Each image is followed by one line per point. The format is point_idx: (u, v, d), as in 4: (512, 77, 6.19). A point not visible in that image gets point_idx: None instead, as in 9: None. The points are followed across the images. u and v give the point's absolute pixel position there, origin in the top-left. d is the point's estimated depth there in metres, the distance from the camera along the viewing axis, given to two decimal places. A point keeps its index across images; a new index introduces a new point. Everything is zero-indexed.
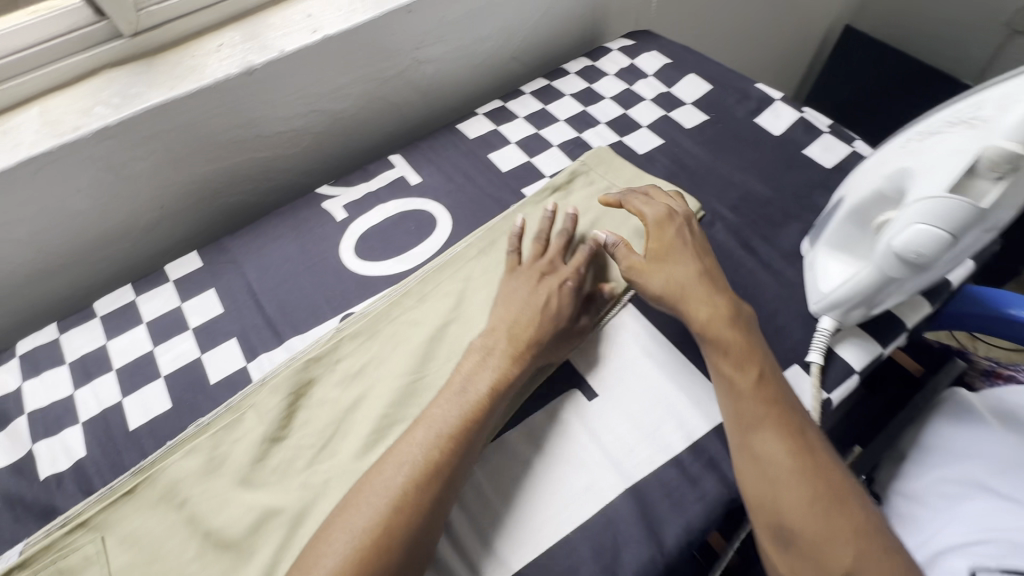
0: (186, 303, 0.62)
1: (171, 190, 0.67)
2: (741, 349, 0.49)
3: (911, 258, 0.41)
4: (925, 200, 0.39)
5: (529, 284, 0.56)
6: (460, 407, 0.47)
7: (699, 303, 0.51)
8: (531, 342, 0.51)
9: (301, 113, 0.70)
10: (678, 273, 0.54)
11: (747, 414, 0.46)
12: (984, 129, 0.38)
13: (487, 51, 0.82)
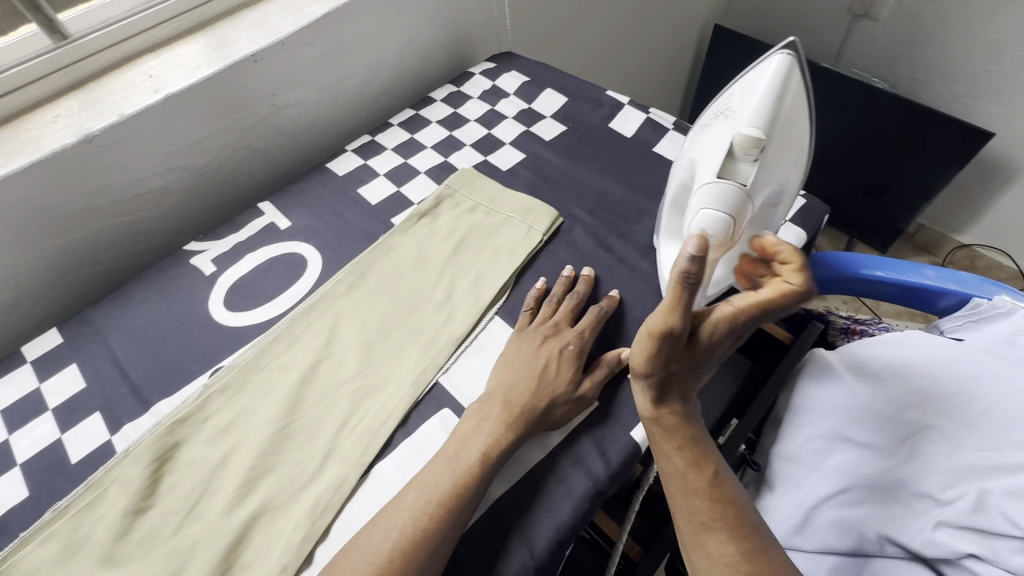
0: (46, 383, 0.59)
1: (25, 269, 0.64)
2: (694, 441, 0.45)
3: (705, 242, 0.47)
4: (706, 189, 0.47)
5: (532, 345, 0.56)
6: (454, 474, 0.47)
7: (675, 403, 0.46)
8: (527, 408, 0.51)
9: (159, 172, 0.70)
10: (686, 371, 0.45)
11: (697, 512, 0.43)
12: (735, 122, 0.47)
13: (352, 89, 0.83)
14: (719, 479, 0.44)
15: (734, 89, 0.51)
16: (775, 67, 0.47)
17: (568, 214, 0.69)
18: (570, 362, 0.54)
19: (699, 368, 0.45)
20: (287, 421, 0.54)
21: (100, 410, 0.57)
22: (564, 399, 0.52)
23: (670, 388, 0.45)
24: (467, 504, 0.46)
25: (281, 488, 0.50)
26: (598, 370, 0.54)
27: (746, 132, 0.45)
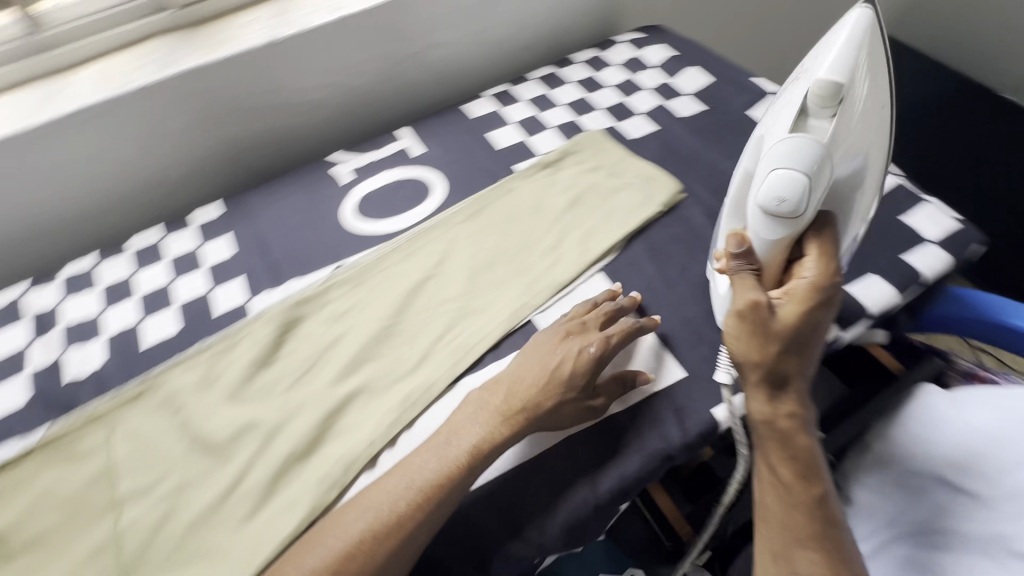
0: (205, 245, 0.69)
1: (201, 149, 0.75)
2: (809, 455, 0.44)
3: (777, 206, 0.46)
4: (779, 148, 0.47)
5: (552, 340, 0.53)
6: (442, 465, 0.46)
7: (793, 401, 0.44)
8: (530, 406, 0.48)
9: (321, 85, 0.77)
10: (799, 357, 0.45)
11: (792, 526, 0.42)
12: (806, 82, 0.48)
13: (500, 38, 0.86)
14: (824, 500, 0.43)
15: (798, 67, 0.51)
16: (850, 34, 0.47)
17: (690, 191, 0.68)
18: (588, 368, 0.50)
19: (808, 350, 0.45)
20: (393, 322, 0.59)
21: (243, 277, 0.66)
22: (569, 406, 0.50)
23: (789, 383, 0.45)
24: (449, 499, 0.45)
25: (379, 375, 0.56)
26: (614, 386, 0.52)
27: (823, 83, 0.46)
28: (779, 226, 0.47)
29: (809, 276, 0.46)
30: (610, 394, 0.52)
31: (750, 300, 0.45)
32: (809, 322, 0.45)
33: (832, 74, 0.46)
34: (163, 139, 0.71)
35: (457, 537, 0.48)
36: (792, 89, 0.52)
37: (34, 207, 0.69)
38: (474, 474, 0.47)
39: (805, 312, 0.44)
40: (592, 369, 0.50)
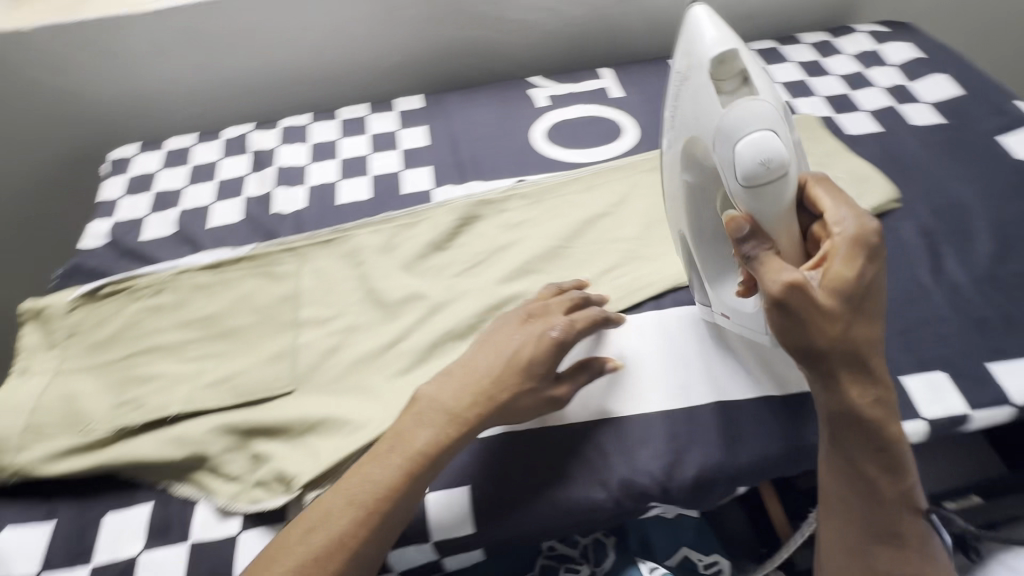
0: (403, 130, 0.74)
1: (417, 43, 0.79)
2: (892, 445, 0.40)
3: (766, 170, 0.40)
4: (736, 126, 0.41)
5: (512, 324, 0.49)
6: (388, 475, 0.42)
7: (874, 384, 0.39)
8: (487, 398, 0.45)
9: (541, 7, 0.78)
10: (868, 335, 0.38)
11: (871, 521, 0.41)
12: (696, 71, 0.42)
13: (728, 1, 0.82)
14: (905, 485, 0.41)
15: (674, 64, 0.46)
16: (691, 22, 0.43)
17: (906, 204, 0.61)
18: (543, 355, 0.47)
19: (869, 316, 0.39)
20: (564, 244, 0.61)
21: (431, 167, 0.70)
22: (536, 396, 0.47)
23: (863, 368, 0.39)
24: (405, 503, 0.43)
25: (539, 288, 0.57)
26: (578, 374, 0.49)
27: (721, 56, 0.41)
28: (774, 194, 0.41)
29: (847, 228, 0.39)
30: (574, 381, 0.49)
31: (789, 287, 0.36)
32: (864, 284, 0.38)
33: (719, 47, 0.41)
34: (391, 24, 0.77)
35: (587, 459, 0.48)
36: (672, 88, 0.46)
37: (274, 58, 0.77)
38: (431, 472, 0.44)
39: (853, 278, 0.38)
40: (553, 355, 0.47)
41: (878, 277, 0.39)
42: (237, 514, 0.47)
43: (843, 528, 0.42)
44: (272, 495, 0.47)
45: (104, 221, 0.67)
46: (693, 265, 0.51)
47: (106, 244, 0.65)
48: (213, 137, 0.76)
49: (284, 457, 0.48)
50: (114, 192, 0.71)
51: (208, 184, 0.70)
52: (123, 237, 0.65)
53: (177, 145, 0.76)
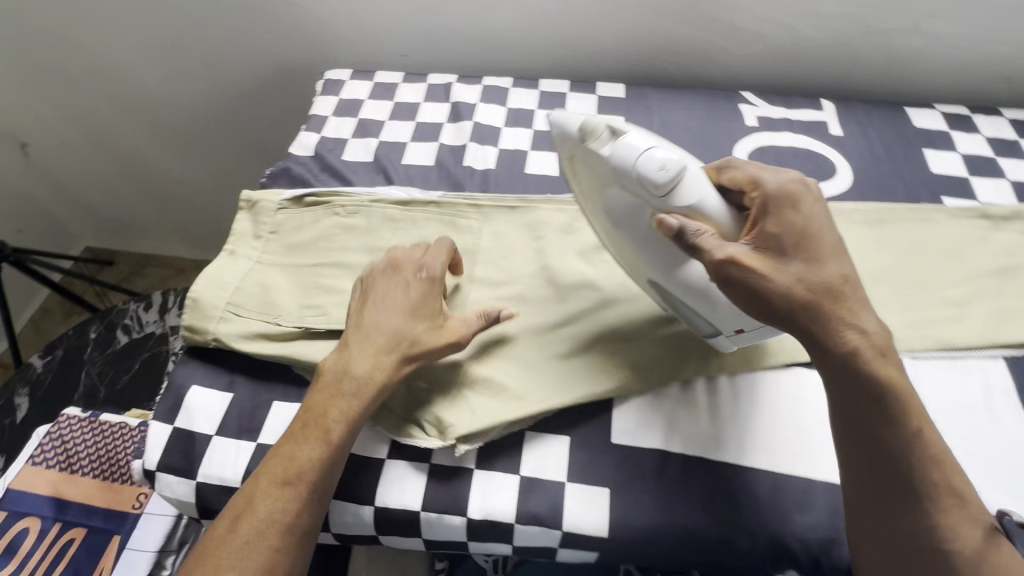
0: (601, 116, 0.74)
1: (636, 31, 0.78)
2: (884, 383, 0.41)
3: (669, 174, 0.43)
4: (631, 158, 0.44)
5: (386, 275, 0.52)
6: (304, 436, 0.44)
7: (845, 327, 0.41)
8: (392, 348, 0.48)
9: (776, 21, 0.73)
10: (821, 278, 0.42)
11: (883, 470, 0.40)
12: (572, 145, 0.48)
13: (991, 57, 0.73)
14: (913, 427, 0.40)
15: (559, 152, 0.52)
16: (553, 118, 0.49)
17: None
18: (417, 294, 0.51)
19: (803, 250, 0.43)
20: None
21: None
22: (434, 329, 0.49)
23: (826, 306, 0.41)
24: (334, 457, 0.44)
25: None
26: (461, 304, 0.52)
27: (579, 125, 0.47)
28: (687, 187, 0.44)
29: (764, 187, 0.45)
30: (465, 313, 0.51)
31: (729, 255, 0.42)
32: (795, 234, 0.43)
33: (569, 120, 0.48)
34: (617, 8, 0.76)
35: (738, 506, 0.46)
36: (568, 167, 0.51)
37: (494, 17, 0.79)
38: (355, 425, 0.45)
39: (781, 234, 0.43)
40: (431, 293, 0.51)
41: (810, 226, 0.44)
42: (387, 441, 0.49)
43: (856, 482, 0.41)
44: (425, 435, 0.49)
45: (313, 135, 0.73)
46: (675, 302, 0.49)
47: (312, 156, 0.70)
48: (419, 80, 0.79)
49: (441, 403, 0.50)
50: (324, 111, 0.76)
51: (408, 123, 0.74)
52: (326, 153, 0.70)
53: (385, 80, 0.80)
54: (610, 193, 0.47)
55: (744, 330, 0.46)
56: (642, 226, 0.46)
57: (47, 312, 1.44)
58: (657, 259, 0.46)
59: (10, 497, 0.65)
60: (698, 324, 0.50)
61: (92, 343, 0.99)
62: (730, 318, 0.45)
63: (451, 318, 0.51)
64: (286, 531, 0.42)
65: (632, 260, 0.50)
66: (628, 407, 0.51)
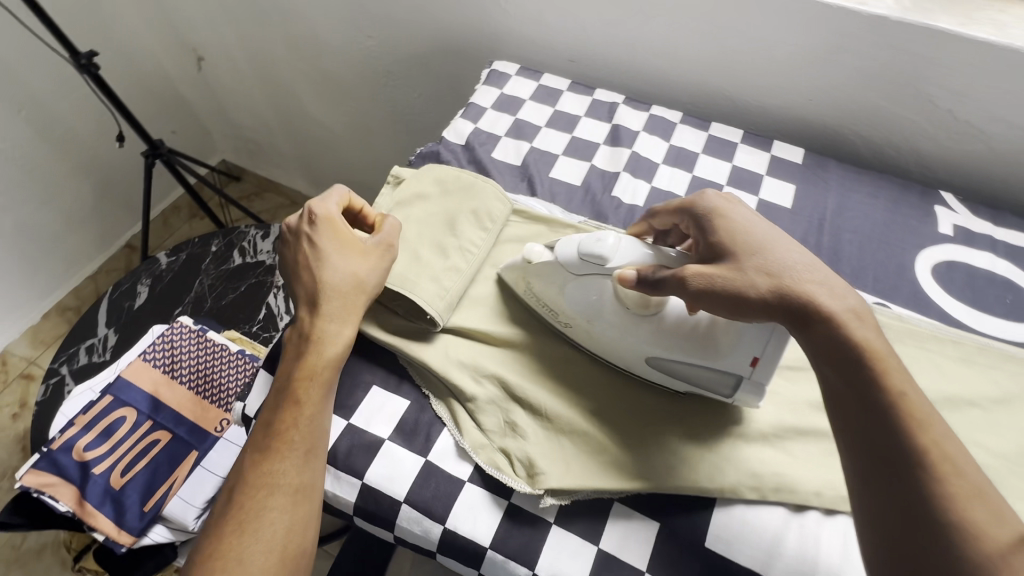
0: (770, 179, 0.68)
1: (834, 95, 0.71)
2: (858, 344, 0.37)
3: (608, 247, 0.48)
4: (570, 251, 0.50)
5: (290, 250, 0.53)
6: (276, 404, 0.46)
7: (820, 304, 0.38)
8: (323, 295, 0.49)
9: (1011, 122, 0.64)
10: (779, 261, 0.41)
11: (866, 440, 0.35)
12: (521, 269, 0.54)
13: None
14: (893, 390, 0.35)
15: (514, 297, 0.56)
16: (500, 268, 0.57)
17: None
18: (330, 234, 0.51)
19: (750, 244, 0.43)
20: None
21: None
22: (363, 256, 0.51)
23: (787, 282, 0.40)
24: (311, 410, 0.45)
25: None
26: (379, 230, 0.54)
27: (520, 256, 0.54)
28: (630, 250, 0.48)
29: (698, 207, 0.48)
30: (388, 235, 0.53)
31: (687, 274, 0.43)
32: (732, 230, 0.44)
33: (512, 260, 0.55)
34: (823, 66, 0.69)
35: None
36: (525, 295, 0.55)
37: (681, 46, 0.75)
38: (324, 375, 0.47)
39: (722, 236, 0.44)
40: (342, 232, 0.52)
41: (740, 220, 0.45)
42: (472, 463, 0.48)
43: (845, 458, 0.36)
44: (512, 473, 0.47)
45: (468, 123, 0.72)
46: (682, 372, 0.48)
47: (462, 145, 0.69)
48: (586, 93, 0.77)
49: (536, 445, 0.48)
50: (484, 101, 0.75)
51: (565, 135, 0.72)
52: (477, 146, 0.69)
53: (551, 84, 0.78)
54: (566, 291, 0.51)
55: (758, 361, 0.44)
56: (611, 309, 0.49)
57: (176, 209, 1.57)
58: (646, 332, 0.48)
59: (118, 384, 0.70)
60: (714, 386, 0.47)
61: (211, 255, 1.05)
62: (736, 353, 0.45)
63: (375, 244, 0.52)
64: (288, 492, 0.43)
65: (619, 351, 0.50)
66: (732, 515, 0.45)
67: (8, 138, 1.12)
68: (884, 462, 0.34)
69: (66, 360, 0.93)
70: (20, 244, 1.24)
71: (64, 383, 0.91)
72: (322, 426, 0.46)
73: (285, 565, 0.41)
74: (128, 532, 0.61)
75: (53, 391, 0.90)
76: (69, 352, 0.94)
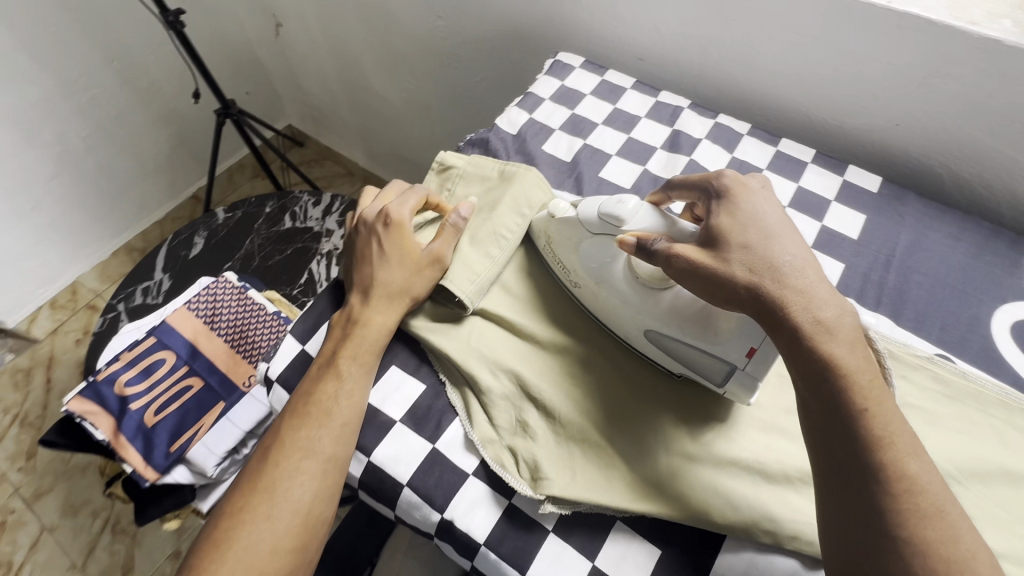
0: (838, 205, 0.63)
1: (925, 122, 0.65)
2: (829, 360, 0.37)
3: (621, 209, 0.49)
4: (589, 211, 0.52)
5: (362, 235, 0.56)
6: (315, 377, 0.49)
7: (787, 310, 0.39)
8: (382, 287, 0.51)
9: None
10: (764, 260, 0.41)
11: (831, 452, 0.36)
12: (541, 227, 0.56)
13: None
14: (860, 406, 0.36)
15: (534, 253, 0.58)
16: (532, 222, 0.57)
17: None
18: (398, 233, 0.54)
19: (746, 235, 0.43)
20: (957, 476, 0.45)
21: (843, 266, 0.58)
22: (425, 257, 0.53)
23: (766, 282, 0.40)
24: (347, 390, 0.47)
25: None
26: (441, 234, 0.55)
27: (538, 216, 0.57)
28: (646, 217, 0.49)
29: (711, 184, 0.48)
30: (445, 242, 0.54)
31: (675, 251, 0.44)
32: (731, 219, 0.44)
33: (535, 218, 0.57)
34: (915, 89, 0.63)
35: None
36: (543, 250, 0.56)
37: (759, 54, 0.71)
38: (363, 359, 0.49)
39: (725, 222, 0.44)
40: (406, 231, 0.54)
41: (751, 209, 0.44)
42: (478, 457, 0.48)
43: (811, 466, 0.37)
44: (516, 473, 0.46)
45: (523, 113, 0.70)
46: (675, 348, 0.47)
47: (514, 134, 0.68)
48: (650, 93, 0.74)
49: (543, 449, 0.46)
50: (543, 92, 0.73)
51: (622, 134, 0.69)
52: (529, 137, 0.67)
53: (615, 80, 0.75)
54: (576, 251, 0.53)
55: (755, 352, 0.44)
56: (620, 275, 0.50)
57: (241, 167, 1.64)
58: (645, 301, 0.49)
59: (161, 327, 0.74)
60: (707, 372, 0.46)
61: (264, 215, 1.09)
62: (734, 340, 0.44)
63: (433, 250, 0.53)
64: (315, 461, 0.45)
65: (619, 319, 0.50)
66: (743, 557, 0.43)
67: (99, 84, 1.21)
68: (844, 474, 0.35)
69: (123, 298, 0.99)
70: (99, 184, 1.33)
71: (119, 319, 0.97)
72: (357, 405, 0.48)
73: (307, 529, 0.44)
74: (153, 469, 0.65)
75: (109, 324, 0.96)
76: (127, 291, 1.00)
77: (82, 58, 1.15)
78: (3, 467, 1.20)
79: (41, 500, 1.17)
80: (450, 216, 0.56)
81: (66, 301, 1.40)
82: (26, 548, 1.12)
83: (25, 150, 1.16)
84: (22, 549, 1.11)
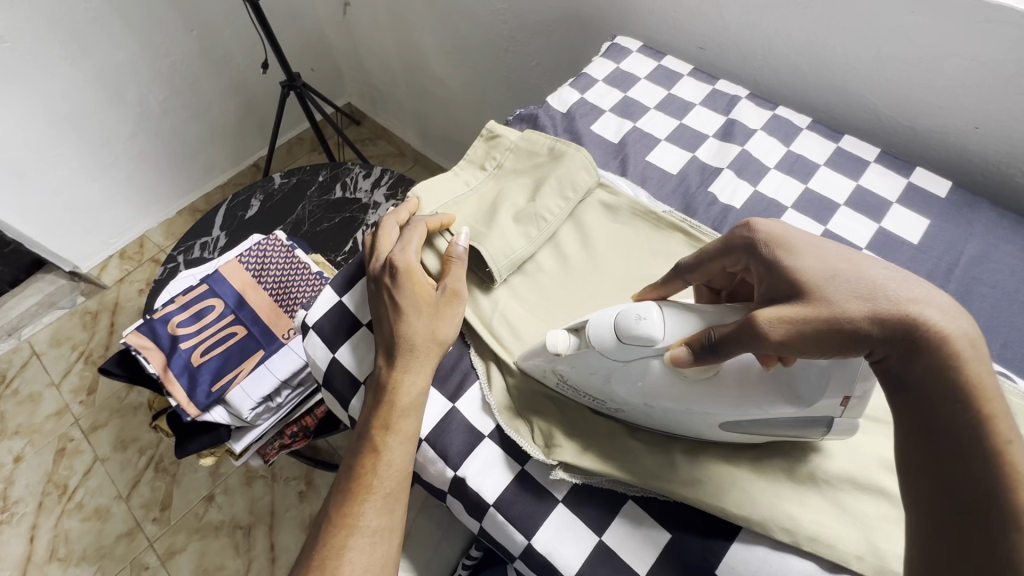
0: (899, 207, 0.59)
1: (1008, 126, 0.60)
2: (967, 382, 0.31)
3: (649, 325, 0.40)
4: (602, 325, 0.42)
5: (373, 288, 0.51)
6: (357, 453, 0.48)
7: (927, 326, 0.32)
8: (406, 348, 0.47)
9: None
10: (870, 282, 0.34)
11: (942, 476, 0.31)
12: (542, 354, 0.45)
13: None
14: (1000, 436, 0.30)
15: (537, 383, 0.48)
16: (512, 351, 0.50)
17: None
18: (410, 285, 0.49)
19: (837, 265, 0.35)
20: None
21: (898, 271, 0.55)
22: (444, 305, 0.49)
23: (884, 304, 0.33)
24: (389, 458, 0.46)
25: None
26: (451, 271, 0.51)
27: (528, 355, 0.47)
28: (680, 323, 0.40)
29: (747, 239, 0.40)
30: (455, 277, 0.51)
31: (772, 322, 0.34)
32: (808, 255, 0.37)
33: (527, 355, 0.47)
34: (999, 88, 0.59)
35: None
36: (556, 372, 0.46)
37: (828, 44, 0.67)
38: (404, 427, 0.46)
39: (791, 264, 0.37)
40: (418, 276, 0.49)
41: (803, 240, 0.38)
42: (494, 421, 0.48)
43: (910, 492, 0.33)
44: (529, 439, 0.46)
45: (575, 93, 0.70)
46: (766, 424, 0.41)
47: (563, 113, 0.68)
48: (708, 81, 0.72)
49: (559, 421, 0.47)
50: (597, 73, 0.72)
51: (673, 120, 0.68)
52: (578, 117, 0.67)
53: (672, 66, 0.74)
54: (604, 382, 0.43)
55: (849, 399, 0.37)
56: (670, 384, 0.41)
57: (300, 141, 1.71)
58: (715, 397, 0.40)
59: (213, 276, 0.79)
60: (806, 430, 0.41)
61: (317, 184, 1.13)
62: (826, 399, 0.37)
63: (450, 291, 0.50)
64: (371, 534, 0.46)
65: (686, 421, 0.42)
66: (754, 551, 0.41)
67: (179, 51, 1.29)
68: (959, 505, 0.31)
69: (183, 250, 1.05)
70: (172, 145, 1.42)
71: (177, 268, 1.03)
72: (402, 473, 0.47)
73: None
74: (195, 405, 0.69)
75: (168, 273, 1.03)
76: (187, 244, 1.06)
77: (165, 25, 1.23)
78: (67, 398, 1.30)
79: (97, 432, 1.26)
80: (455, 249, 0.51)
81: (134, 252, 1.50)
82: (80, 474, 1.21)
83: (110, 109, 1.26)
84: (77, 474, 1.21)
